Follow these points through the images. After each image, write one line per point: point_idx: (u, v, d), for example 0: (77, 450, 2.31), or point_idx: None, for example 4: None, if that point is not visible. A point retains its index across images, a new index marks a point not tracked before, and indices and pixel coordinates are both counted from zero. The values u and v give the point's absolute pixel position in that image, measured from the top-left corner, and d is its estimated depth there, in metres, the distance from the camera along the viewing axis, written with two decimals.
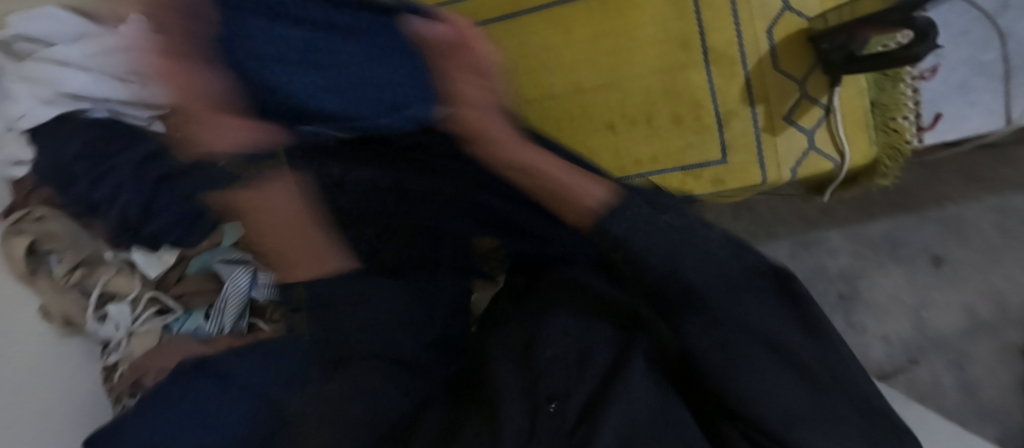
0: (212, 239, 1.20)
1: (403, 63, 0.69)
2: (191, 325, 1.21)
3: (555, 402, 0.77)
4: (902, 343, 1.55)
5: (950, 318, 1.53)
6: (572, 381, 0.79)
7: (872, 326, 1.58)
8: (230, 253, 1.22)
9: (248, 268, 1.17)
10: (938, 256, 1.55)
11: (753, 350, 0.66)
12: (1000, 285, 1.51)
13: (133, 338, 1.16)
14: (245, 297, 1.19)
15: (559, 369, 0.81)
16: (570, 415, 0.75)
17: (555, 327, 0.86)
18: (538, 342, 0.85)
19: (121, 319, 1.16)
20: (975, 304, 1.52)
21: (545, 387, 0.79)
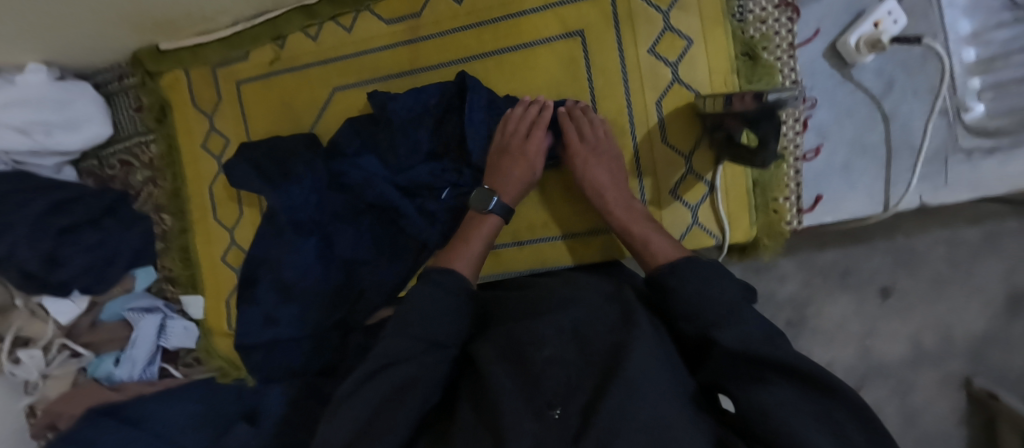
0: (123, 285, 0.96)
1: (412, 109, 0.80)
2: (102, 372, 0.95)
3: (556, 407, 0.49)
4: (847, 372, 0.96)
5: (894, 351, 0.95)
6: (574, 382, 0.51)
7: (819, 352, 0.97)
8: (141, 300, 0.97)
9: (161, 317, 0.95)
10: (888, 287, 0.94)
11: (717, 305, 0.56)
12: (950, 319, 0.93)
13: (51, 380, 0.95)
14: (156, 346, 0.96)
15: (565, 368, 0.52)
16: (574, 417, 0.48)
17: (558, 306, 0.61)
18: (531, 336, 0.57)
19: (34, 366, 0.93)
20: (922, 336, 0.94)
21: (545, 388, 0.51)
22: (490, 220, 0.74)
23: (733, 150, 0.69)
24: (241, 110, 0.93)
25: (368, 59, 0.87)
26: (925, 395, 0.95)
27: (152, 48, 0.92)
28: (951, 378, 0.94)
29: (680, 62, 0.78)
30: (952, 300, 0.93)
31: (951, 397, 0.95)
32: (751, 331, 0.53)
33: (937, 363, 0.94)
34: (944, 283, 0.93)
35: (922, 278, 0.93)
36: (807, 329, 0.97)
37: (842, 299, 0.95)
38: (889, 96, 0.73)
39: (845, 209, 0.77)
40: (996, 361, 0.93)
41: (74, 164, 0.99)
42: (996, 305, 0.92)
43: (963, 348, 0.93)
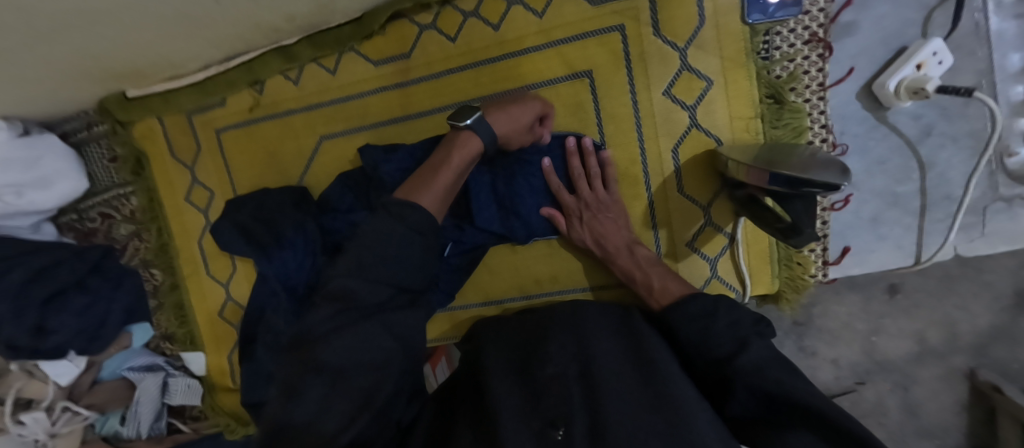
0: (121, 343, 0.93)
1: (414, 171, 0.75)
2: (109, 430, 0.95)
3: (562, 426, 0.50)
4: (849, 371, 0.78)
5: (899, 349, 0.76)
6: (577, 397, 0.52)
7: (823, 350, 0.78)
8: (140, 358, 0.96)
9: (161, 375, 0.94)
10: (895, 284, 0.74)
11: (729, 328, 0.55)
12: (954, 315, 0.73)
13: (61, 439, 0.91)
14: (160, 404, 0.94)
15: (568, 386, 0.53)
16: (579, 436, 0.48)
17: (567, 322, 0.63)
18: (538, 356, 0.58)
19: (40, 427, 0.88)
20: (927, 332, 0.74)
21: (550, 406, 0.52)
22: (467, 146, 0.66)
23: (756, 212, 0.65)
24: (223, 159, 0.87)
25: (356, 104, 0.80)
26: (928, 387, 0.76)
27: (119, 96, 0.85)
28: (953, 373, 0.75)
29: (698, 106, 0.71)
30: (960, 295, 0.73)
31: (953, 389, 0.75)
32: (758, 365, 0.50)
33: (940, 358, 0.75)
34: (953, 279, 0.72)
35: (930, 274, 0.73)
36: (814, 328, 0.78)
37: (848, 298, 0.76)
38: (926, 141, 0.68)
39: (872, 261, 0.73)
40: (1000, 353, 0.73)
41: (52, 220, 0.94)
42: (1003, 302, 0.72)
43: (967, 344, 0.74)
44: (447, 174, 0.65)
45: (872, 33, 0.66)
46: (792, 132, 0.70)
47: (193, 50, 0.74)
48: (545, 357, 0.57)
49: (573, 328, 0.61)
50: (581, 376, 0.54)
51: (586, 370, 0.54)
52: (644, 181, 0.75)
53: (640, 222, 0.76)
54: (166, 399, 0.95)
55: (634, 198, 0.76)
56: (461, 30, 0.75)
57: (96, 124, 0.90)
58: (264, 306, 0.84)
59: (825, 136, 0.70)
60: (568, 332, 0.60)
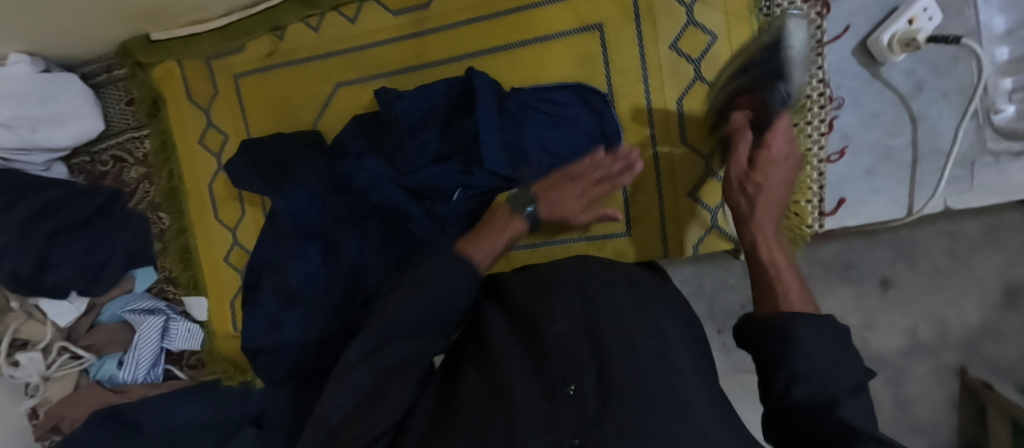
0: (122, 286, 0.93)
1: (431, 115, 0.79)
2: (105, 373, 0.93)
3: (572, 382, 0.47)
4: None
5: (892, 344, 0.83)
6: (585, 354, 0.48)
7: None
8: (140, 301, 0.94)
9: (163, 318, 0.92)
10: (887, 278, 0.82)
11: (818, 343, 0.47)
12: (946, 311, 0.81)
13: (54, 383, 0.92)
14: (159, 349, 0.94)
15: (575, 343, 0.50)
16: (593, 392, 0.45)
17: (570, 280, 0.58)
18: (542, 313, 0.55)
19: (34, 368, 0.90)
20: (919, 328, 0.82)
21: (556, 364, 0.48)
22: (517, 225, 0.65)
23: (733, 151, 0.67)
24: (239, 105, 0.89)
25: (373, 52, 0.83)
26: (920, 385, 0.83)
27: (141, 39, 0.87)
28: (946, 370, 0.82)
29: (702, 59, 0.75)
30: (951, 291, 0.80)
31: (944, 386, 0.82)
32: (818, 336, 0.47)
33: (931, 355, 0.82)
34: (943, 273, 0.80)
35: (921, 267, 0.81)
36: None
37: (840, 291, 0.83)
38: (918, 97, 0.71)
39: (867, 212, 0.75)
40: (989, 349, 0.80)
41: (64, 160, 0.94)
42: (992, 300, 0.79)
43: (958, 340, 0.81)
44: (497, 244, 0.62)
45: None
46: None
47: None
48: (551, 315, 0.54)
49: (578, 286, 0.57)
50: (587, 332, 0.51)
51: (593, 326, 0.51)
52: (649, 130, 0.78)
53: (645, 171, 0.79)
54: (166, 344, 0.94)
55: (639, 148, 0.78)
56: None
57: (114, 67, 0.92)
58: (272, 248, 0.86)
59: (822, 90, 0.72)
60: (572, 290, 0.56)
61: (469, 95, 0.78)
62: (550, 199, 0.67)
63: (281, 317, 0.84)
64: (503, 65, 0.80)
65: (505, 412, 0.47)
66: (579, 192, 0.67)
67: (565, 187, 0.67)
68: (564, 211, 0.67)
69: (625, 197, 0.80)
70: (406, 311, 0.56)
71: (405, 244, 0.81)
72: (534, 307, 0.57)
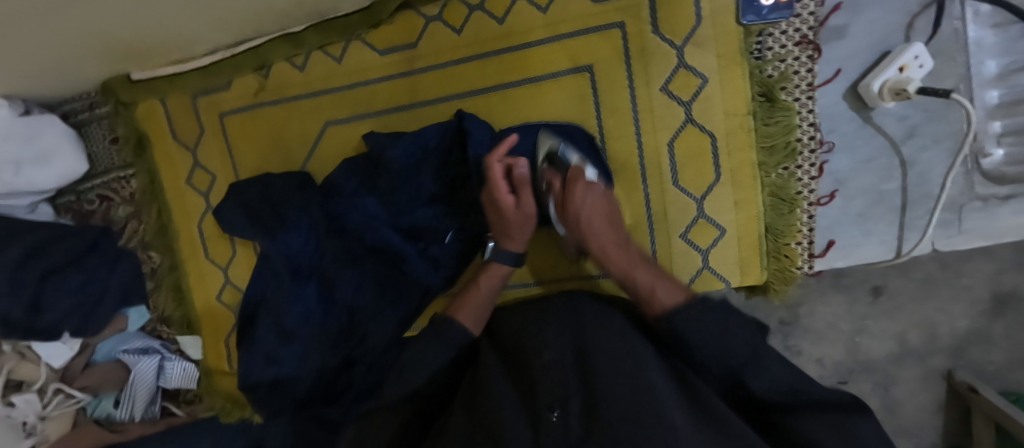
0: (116, 324, 0.93)
1: (427, 160, 0.78)
2: (102, 412, 0.94)
3: (556, 408, 0.47)
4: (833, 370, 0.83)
5: (880, 350, 0.82)
6: (573, 382, 0.48)
7: (808, 349, 0.83)
8: (135, 341, 0.95)
9: (158, 358, 0.93)
10: (879, 286, 0.80)
11: (722, 341, 0.48)
12: (935, 317, 0.80)
13: (51, 423, 0.92)
14: (155, 387, 0.93)
15: (563, 374, 0.49)
16: (576, 419, 0.45)
17: (561, 312, 0.57)
18: (532, 342, 0.54)
19: (30, 409, 0.90)
20: (908, 334, 0.81)
21: (543, 391, 0.48)
22: (497, 267, 0.71)
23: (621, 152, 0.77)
24: (226, 142, 0.87)
25: (362, 91, 0.82)
26: (906, 389, 0.83)
27: (124, 78, 0.86)
28: (933, 374, 0.82)
29: (695, 102, 0.74)
30: (940, 298, 0.79)
31: (931, 390, 0.82)
32: (714, 319, 0.49)
33: (919, 359, 0.81)
34: (934, 282, 0.79)
35: (912, 278, 0.79)
36: (800, 327, 0.83)
37: (833, 300, 0.81)
38: (909, 142, 0.71)
39: (856, 253, 0.76)
40: (976, 355, 0.80)
41: (49, 200, 0.93)
42: (980, 307, 0.79)
43: (946, 345, 0.80)
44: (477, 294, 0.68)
45: (861, 38, 0.70)
46: (783, 130, 0.73)
47: (203, 32, 0.75)
48: (541, 345, 0.53)
49: (569, 318, 0.56)
50: (576, 361, 0.50)
51: (581, 354, 0.51)
52: (642, 172, 0.77)
53: (637, 214, 0.78)
54: (161, 383, 0.94)
55: (632, 191, 0.78)
56: (467, 22, 0.77)
57: (98, 105, 0.90)
58: (266, 287, 0.86)
59: (813, 134, 0.73)
60: (563, 323, 0.55)
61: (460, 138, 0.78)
62: (512, 229, 0.70)
63: (277, 356, 0.84)
64: (494, 106, 0.79)
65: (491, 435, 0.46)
66: (517, 213, 0.69)
67: (507, 210, 0.69)
68: (531, 222, 0.71)
69: None
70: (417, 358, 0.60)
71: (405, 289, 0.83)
72: (522, 338, 0.56)
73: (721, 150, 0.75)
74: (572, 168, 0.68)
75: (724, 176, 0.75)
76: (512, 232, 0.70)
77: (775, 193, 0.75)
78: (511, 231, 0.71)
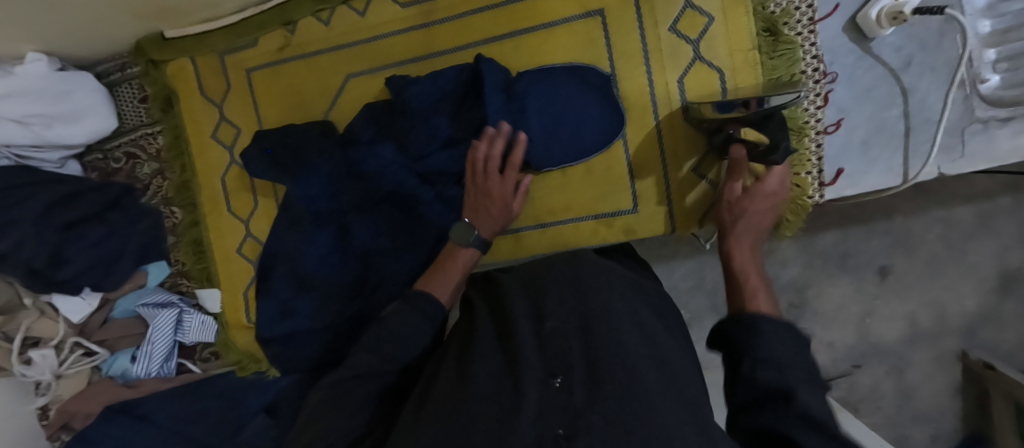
0: (135, 280, 0.93)
1: (442, 101, 0.81)
2: (119, 369, 0.93)
3: (560, 375, 0.45)
4: (846, 354, 0.99)
5: (892, 331, 0.97)
6: (576, 348, 0.47)
7: (819, 334, 0.99)
8: (155, 295, 0.94)
9: (176, 312, 0.92)
10: (885, 266, 0.96)
11: (792, 357, 0.47)
12: (943, 296, 0.95)
13: (66, 380, 0.93)
14: (173, 342, 0.93)
15: (568, 339, 0.49)
16: (582, 384, 0.43)
17: (566, 277, 0.56)
18: (537, 310, 0.53)
19: (47, 365, 0.90)
20: (919, 315, 0.96)
21: (549, 355, 0.47)
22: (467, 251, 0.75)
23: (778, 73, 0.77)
24: (251, 98, 0.91)
25: (383, 44, 0.86)
26: (921, 372, 0.97)
27: (157, 37, 0.90)
28: (947, 354, 0.96)
29: (701, 40, 0.78)
30: (949, 278, 0.95)
31: (947, 372, 0.96)
32: (786, 341, 0.48)
33: (931, 341, 0.96)
34: (940, 262, 0.94)
35: (918, 256, 0.95)
36: (810, 310, 0.98)
37: (840, 280, 0.97)
38: (908, 71, 0.75)
39: (864, 183, 0.78)
40: (990, 335, 0.95)
41: (77, 158, 0.96)
42: (989, 284, 0.94)
43: (956, 326, 0.95)
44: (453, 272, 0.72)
45: None
46: (786, 63, 0.76)
47: None
48: (543, 313, 0.52)
49: (574, 285, 0.55)
50: (579, 328, 0.49)
51: (585, 323, 0.49)
52: (653, 109, 0.80)
53: (650, 150, 0.81)
54: (179, 337, 0.94)
55: (644, 128, 0.80)
56: None
57: (128, 65, 0.94)
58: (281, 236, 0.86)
59: (817, 66, 0.75)
60: (566, 290, 0.55)
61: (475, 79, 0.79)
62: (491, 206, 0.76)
63: (293, 304, 0.87)
64: (509, 53, 0.83)
65: (497, 412, 0.43)
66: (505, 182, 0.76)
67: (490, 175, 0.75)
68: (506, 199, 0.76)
69: (632, 175, 0.82)
70: (399, 323, 0.62)
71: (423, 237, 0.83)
72: (513, 310, 0.55)
73: (728, 86, 0.78)
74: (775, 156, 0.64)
75: None
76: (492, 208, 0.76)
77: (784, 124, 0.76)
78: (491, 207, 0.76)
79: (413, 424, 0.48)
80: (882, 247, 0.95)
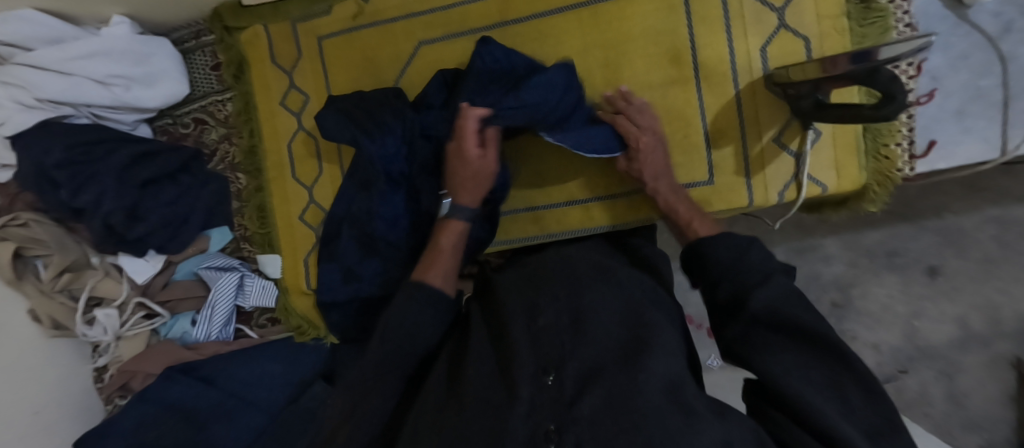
0: (198, 244, 0.94)
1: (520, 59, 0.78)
2: (179, 331, 0.94)
3: (551, 372, 0.53)
4: (890, 358, 0.95)
5: (940, 334, 0.93)
6: (568, 344, 0.55)
7: (863, 334, 0.97)
8: (217, 259, 0.94)
9: (238, 274, 0.92)
10: (934, 266, 0.93)
11: (793, 362, 0.49)
12: (996, 298, 0.90)
13: (124, 342, 0.93)
14: (233, 306, 0.93)
15: (560, 336, 0.56)
16: (570, 381, 0.52)
17: (559, 279, 0.64)
18: (532, 305, 0.62)
19: (110, 323, 0.91)
20: (969, 316, 0.91)
21: (543, 352, 0.55)
22: (453, 224, 0.69)
23: (868, 37, 0.73)
24: (322, 65, 0.92)
25: (456, 12, 0.86)
26: (972, 378, 0.92)
27: (233, 4, 0.92)
28: (1001, 359, 0.90)
29: (787, 7, 0.75)
30: (1002, 279, 0.90)
31: (997, 378, 0.90)
32: (733, 252, 0.57)
33: (984, 345, 0.91)
34: (994, 262, 0.90)
35: (970, 257, 0.91)
36: (854, 310, 0.97)
37: (887, 280, 0.95)
38: (1007, 38, 0.71)
39: (958, 154, 0.74)
40: None
41: (150, 121, 0.98)
42: None
43: (1012, 330, 0.90)
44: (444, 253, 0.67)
45: None
46: (878, 30, 0.73)
47: None
48: (536, 310, 0.60)
49: (567, 285, 0.63)
50: (571, 323, 0.57)
51: (575, 319, 0.57)
52: (732, 77, 0.78)
53: (728, 118, 0.79)
54: (239, 301, 0.94)
55: (722, 97, 0.78)
56: None
57: (203, 33, 0.96)
58: (349, 200, 0.87)
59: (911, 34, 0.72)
60: (557, 289, 0.62)
61: None
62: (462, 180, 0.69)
63: (356, 268, 0.84)
64: (585, 21, 0.82)
65: (502, 405, 0.51)
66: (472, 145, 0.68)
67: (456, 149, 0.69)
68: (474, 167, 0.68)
69: (708, 143, 0.80)
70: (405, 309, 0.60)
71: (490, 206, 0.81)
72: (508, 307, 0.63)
73: (813, 52, 0.75)
74: (895, 103, 0.58)
75: None
76: (461, 181, 0.69)
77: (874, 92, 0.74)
78: (461, 179, 0.69)
79: (438, 417, 0.54)
80: (930, 246, 0.92)
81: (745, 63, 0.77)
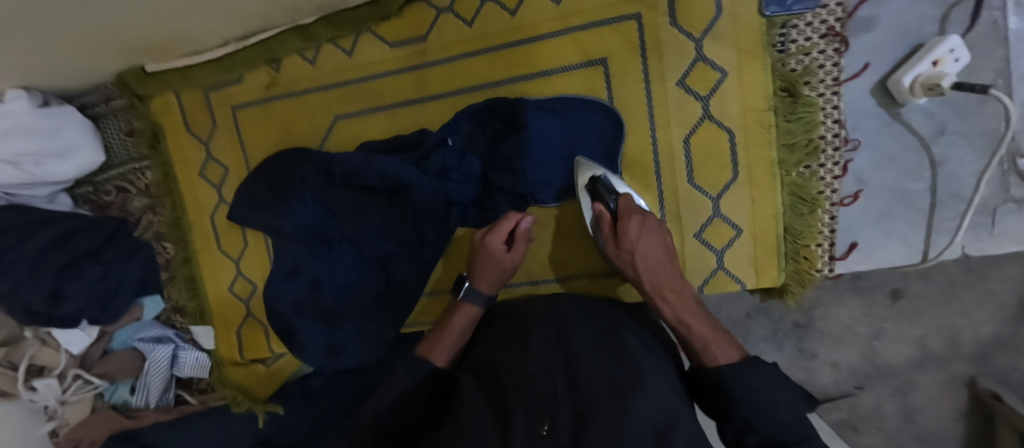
0: (131, 315, 0.95)
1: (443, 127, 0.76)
2: (118, 399, 0.96)
3: (546, 420, 0.44)
4: (849, 375, 0.83)
5: (901, 355, 0.81)
6: (560, 388, 0.47)
7: (823, 353, 0.83)
8: (150, 330, 0.97)
9: (170, 348, 0.94)
10: (898, 289, 0.79)
11: (769, 407, 0.50)
12: (957, 322, 0.78)
13: (70, 406, 0.94)
14: (168, 375, 0.96)
15: (551, 380, 0.48)
16: (567, 428, 0.43)
17: (550, 318, 0.56)
18: (521, 347, 0.53)
19: (50, 393, 0.91)
20: (929, 338, 0.79)
21: (532, 397, 0.46)
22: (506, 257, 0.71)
23: (794, 134, 0.70)
24: (238, 135, 0.88)
25: (372, 85, 0.80)
26: (926, 395, 0.81)
27: (137, 70, 0.86)
28: (955, 380, 0.80)
29: (713, 96, 0.71)
30: (962, 302, 0.78)
31: (952, 397, 0.81)
32: (752, 377, 0.51)
33: (941, 366, 0.80)
34: (956, 285, 0.77)
35: (935, 281, 0.78)
36: (815, 330, 0.83)
37: (850, 302, 0.81)
38: (939, 139, 0.68)
39: (879, 256, 0.73)
40: (1002, 363, 0.78)
41: (68, 191, 0.96)
42: (1006, 311, 0.77)
43: (968, 352, 0.79)
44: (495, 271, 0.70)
45: (889, 29, 0.66)
46: (805, 126, 0.70)
47: (213, 26, 0.75)
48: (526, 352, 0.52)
49: (557, 324, 0.55)
50: (563, 369, 0.49)
51: (568, 364, 0.49)
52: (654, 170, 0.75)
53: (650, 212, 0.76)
54: (175, 371, 0.97)
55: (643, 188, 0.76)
56: (477, 14, 0.75)
57: (113, 98, 0.92)
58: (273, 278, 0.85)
59: (838, 131, 0.70)
60: (547, 329, 0.55)
61: (483, 127, 0.74)
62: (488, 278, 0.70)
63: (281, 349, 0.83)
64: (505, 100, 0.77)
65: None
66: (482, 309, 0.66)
67: None
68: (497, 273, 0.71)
69: None
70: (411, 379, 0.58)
71: (403, 301, 0.79)
72: (501, 353, 0.55)
73: (738, 146, 0.71)
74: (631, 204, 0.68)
75: (741, 175, 0.72)
76: None
77: (794, 192, 0.72)
78: None
79: None
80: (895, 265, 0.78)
81: (674, 152, 0.74)
